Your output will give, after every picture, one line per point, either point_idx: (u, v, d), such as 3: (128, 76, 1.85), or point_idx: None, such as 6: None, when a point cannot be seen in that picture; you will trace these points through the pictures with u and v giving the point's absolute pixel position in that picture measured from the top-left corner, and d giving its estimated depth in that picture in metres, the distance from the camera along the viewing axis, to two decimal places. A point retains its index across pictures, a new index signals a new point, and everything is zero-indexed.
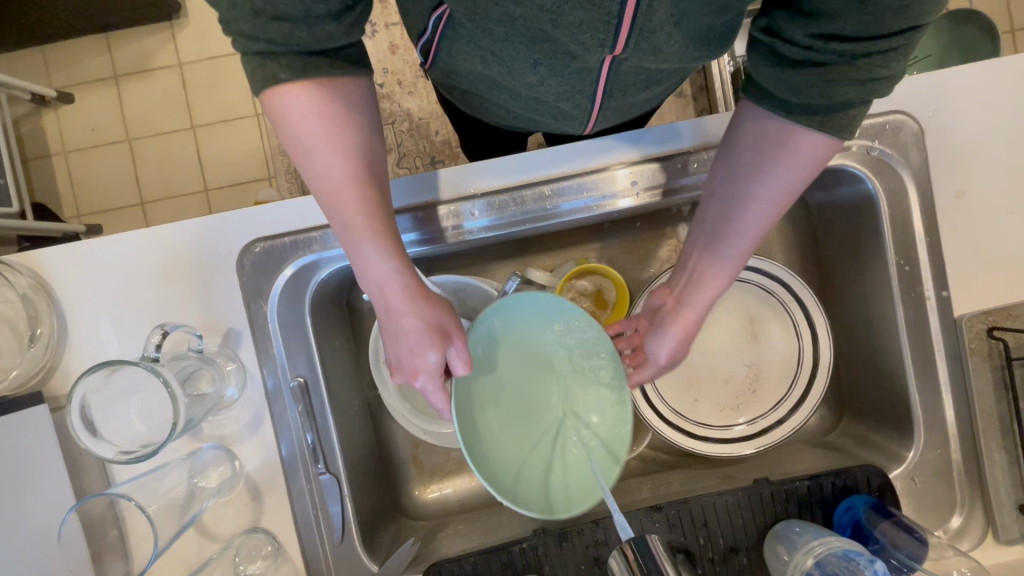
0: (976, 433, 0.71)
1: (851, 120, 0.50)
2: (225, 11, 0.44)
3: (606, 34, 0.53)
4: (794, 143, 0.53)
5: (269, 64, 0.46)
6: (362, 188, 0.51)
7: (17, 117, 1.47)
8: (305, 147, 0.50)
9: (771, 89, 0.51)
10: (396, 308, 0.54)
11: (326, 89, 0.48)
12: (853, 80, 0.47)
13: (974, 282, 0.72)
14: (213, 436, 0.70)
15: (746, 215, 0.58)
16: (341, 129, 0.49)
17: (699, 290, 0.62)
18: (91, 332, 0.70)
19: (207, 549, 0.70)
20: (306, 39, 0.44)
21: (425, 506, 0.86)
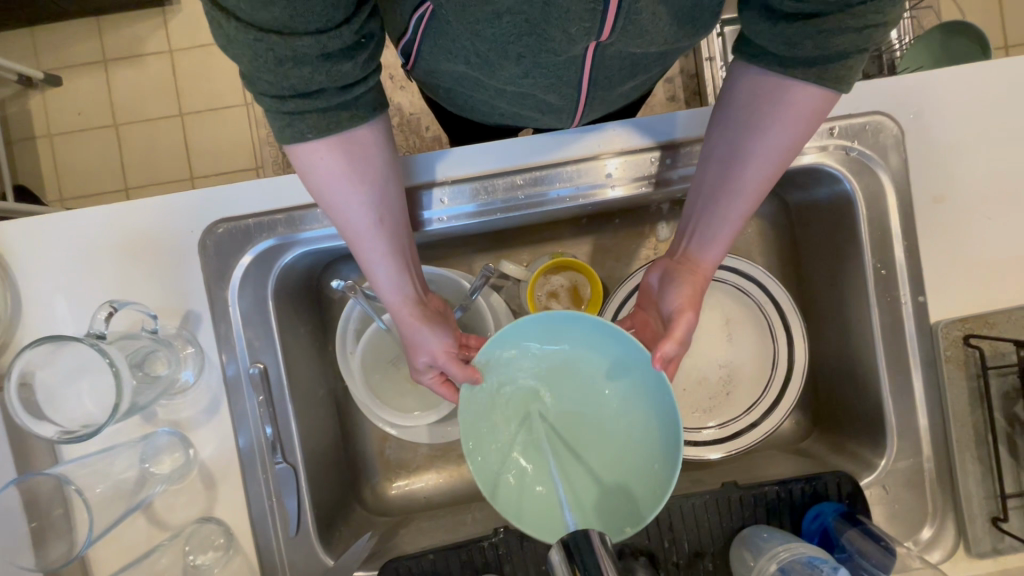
0: (950, 442, 0.70)
1: (848, 71, 0.50)
2: (242, 64, 0.42)
3: (593, 21, 0.52)
4: (789, 96, 0.52)
5: (296, 118, 0.46)
6: (378, 232, 0.54)
7: (3, 98, 1.45)
8: (323, 192, 0.52)
9: (763, 42, 0.51)
10: (404, 328, 0.60)
11: (342, 144, 0.49)
12: (849, 28, 0.46)
13: (952, 289, 0.71)
14: (168, 421, 0.68)
15: (746, 173, 0.57)
16: (360, 183, 0.51)
17: (708, 251, 0.62)
18: (46, 310, 0.68)
19: (157, 538, 0.68)
20: (326, 81, 0.44)
21: (391, 503, 0.84)
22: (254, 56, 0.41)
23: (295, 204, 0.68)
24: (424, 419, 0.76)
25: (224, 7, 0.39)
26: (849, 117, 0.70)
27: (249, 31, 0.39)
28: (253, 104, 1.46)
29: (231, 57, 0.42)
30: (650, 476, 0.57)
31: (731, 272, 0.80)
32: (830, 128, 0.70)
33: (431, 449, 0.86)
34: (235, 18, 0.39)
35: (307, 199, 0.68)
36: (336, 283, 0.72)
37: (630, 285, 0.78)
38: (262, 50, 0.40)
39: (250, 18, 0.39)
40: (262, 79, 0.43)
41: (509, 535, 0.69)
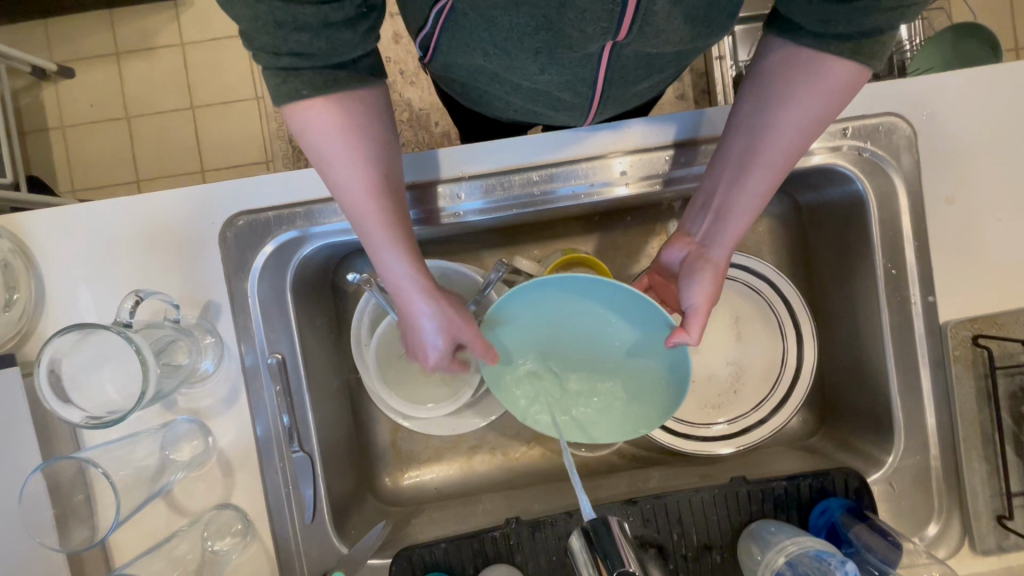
0: (957, 441, 0.71)
1: (878, 48, 0.51)
2: (243, 25, 0.43)
3: (610, 22, 0.53)
4: (824, 69, 0.53)
5: (291, 79, 0.46)
6: (382, 197, 0.53)
7: (16, 89, 1.46)
8: (323, 158, 0.51)
9: (800, 20, 0.52)
10: (414, 304, 0.58)
11: (342, 104, 0.48)
12: (885, 9, 0.48)
13: (961, 289, 0.72)
14: (188, 409, 0.70)
15: (777, 144, 0.57)
16: (361, 143, 0.50)
17: (729, 227, 0.62)
18: (69, 298, 0.69)
19: (176, 523, 0.69)
20: (323, 48, 0.45)
21: (402, 493, 0.85)
22: (256, 17, 0.42)
23: (313, 198, 0.69)
24: (435, 411, 0.77)
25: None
26: (862, 117, 0.70)
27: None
28: (264, 98, 1.47)
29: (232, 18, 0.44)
30: (657, 402, 0.68)
31: (744, 270, 0.80)
32: (843, 129, 0.70)
33: (442, 441, 0.87)
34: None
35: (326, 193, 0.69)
36: (352, 276, 0.73)
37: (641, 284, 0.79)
38: (264, 12, 0.42)
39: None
40: (261, 38, 0.44)
41: (520, 526, 0.70)
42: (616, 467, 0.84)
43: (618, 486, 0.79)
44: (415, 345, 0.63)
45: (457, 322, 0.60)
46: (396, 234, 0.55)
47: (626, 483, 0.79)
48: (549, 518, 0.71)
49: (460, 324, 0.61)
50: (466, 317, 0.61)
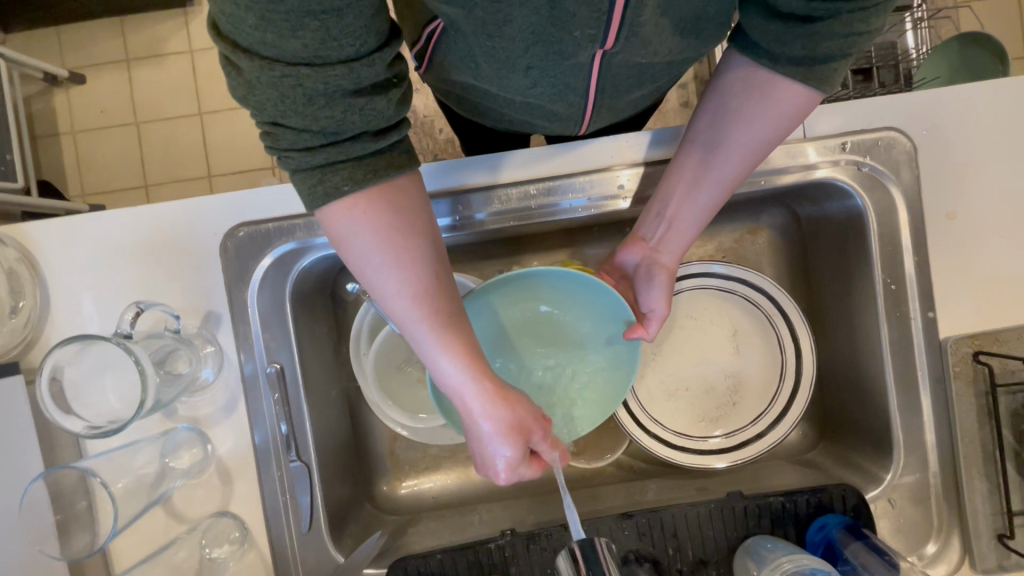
0: (957, 458, 0.70)
1: (832, 73, 0.52)
2: (269, 111, 0.40)
3: (598, 28, 0.53)
4: (775, 92, 0.54)
5: (330, 172, 0.43)
6: (430, 301, 0.48)
7: (28, 95, 1.49)
8: (368, 266, 0.47)
9: (757, 39, 0.52)
10: (477, 418, 0.53)
11: (382, 205, 0.45)
12: (838, 34, 0.48)
13: (962, 305, 0.71)
14: (187, 417, 0.70)
15: (726, 163, 0.60)
16: (403, 244, 0.47)
17: (678, 234, 0.65)
18: (73, 307, 0.70)
19: (175, 530, 0.70)
20: (358, 121, 0.41)
21: (399, 501, 0.86)
22: (284, 96, 0.39)
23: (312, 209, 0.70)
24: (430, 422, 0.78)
25: (247, 48, 0.38)
26: (862, 132, 0.70)
27: (275, 66, 0.38)
28: None
29: (255, 109, 0.41)
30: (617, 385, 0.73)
31: (741, 283, 0.80)
32: (842, 144, 0.70)
33: (440, 449, 0.87)
34: (263, 57, 0.38)
35: None
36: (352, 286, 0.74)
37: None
38: (292, 86, 0.38)
39: (278, 53, 0.37)
40: (292, 129, 0.41)
41: (515, 537, 0.70)
42: (612, 478, 0.84)
43: (614, 498, 0.79)
44: (479, 459, 0.57)
45: (529, 424, 0.54)
46: (451, 343, 0.50)
47: (623, 494, 0.79)
48: (544, 530, 0.71)
49: (530, 433, 0.55)
50: (532, 424, 0.55)
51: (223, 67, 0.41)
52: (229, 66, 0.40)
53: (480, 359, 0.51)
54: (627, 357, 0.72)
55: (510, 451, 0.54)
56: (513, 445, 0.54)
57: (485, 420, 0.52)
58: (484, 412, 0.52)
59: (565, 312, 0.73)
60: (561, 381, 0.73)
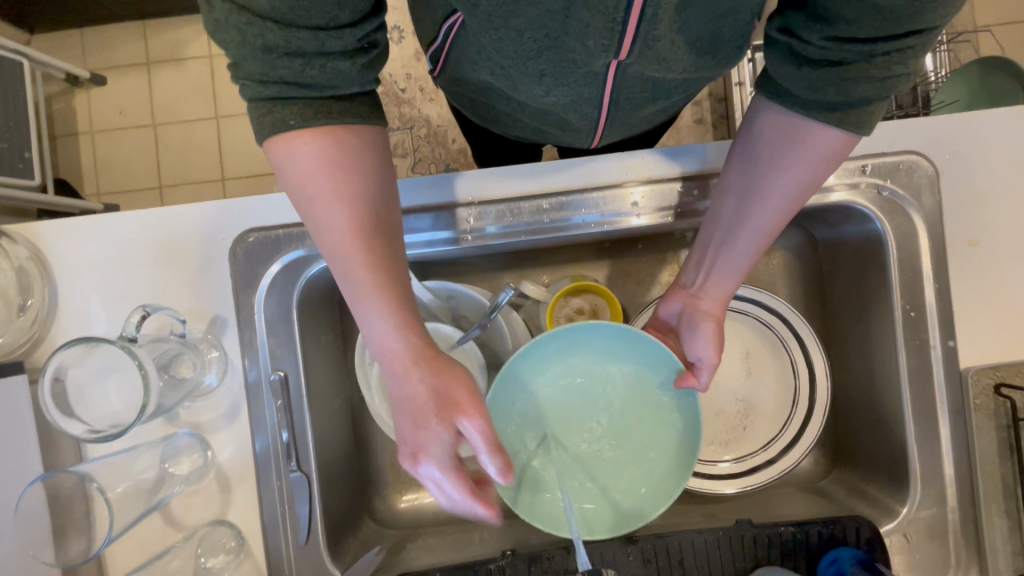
0: (976, 494, 0.68)
1: (868, 116, 0.51)
2: (229, 50, 0.41)
3: (611, 39, 0.52)
4: (810, 137, 0.54)
5: (280, 110, 0.43)
6: (364, 241, 0.47)
7: (50, 95, 1.51)
8: (307, 197, 0.46)
9: (788, 86, 0.52)
10: (403, 381, 0.48)
11: (330, 137, 0.44)
12: (872, 77, 0.48)
13: (984, 335, 0.69)
14: (188, 422, 0.70)
15: (765, 209, 0.59)
16: (344, 177, 0.45)
17: (718, 280, 0.64)
18: (80, 307, 0.70)
19: (171, 537, 0.69)
20: (318, 78, 0.42)
21: (399, 516, 0.84)
22: (243, 40, 0.39)
23: None
24: None
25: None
26: (883, 155, 0.69)
27: (240, 13, 0.39)
28: None
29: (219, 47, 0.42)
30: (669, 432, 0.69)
31: (753, 304, 0.79)
32: (862, 166, 0.69)
33: None
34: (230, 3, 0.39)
35: None
36: None
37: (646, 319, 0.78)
38: (253, 34, 0.39)
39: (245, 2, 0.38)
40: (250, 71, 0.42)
41: (515, 559, 0.68)
42: None
43: None
44: (403, 450, 0.49)
45: (459, 404, 0.48)
46: (383, 290, 0.47)
47: None
48: (546, 552, 0.69)
49: (458, 411, 0.47)
50: (463, 401, 0.48)
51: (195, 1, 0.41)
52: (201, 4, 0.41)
53: (412, 316, 0.49)
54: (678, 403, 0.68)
55: (435, 426, 0.47)
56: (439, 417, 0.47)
57: (412, 386, 0.48)
58: (409, 372, 0.48)
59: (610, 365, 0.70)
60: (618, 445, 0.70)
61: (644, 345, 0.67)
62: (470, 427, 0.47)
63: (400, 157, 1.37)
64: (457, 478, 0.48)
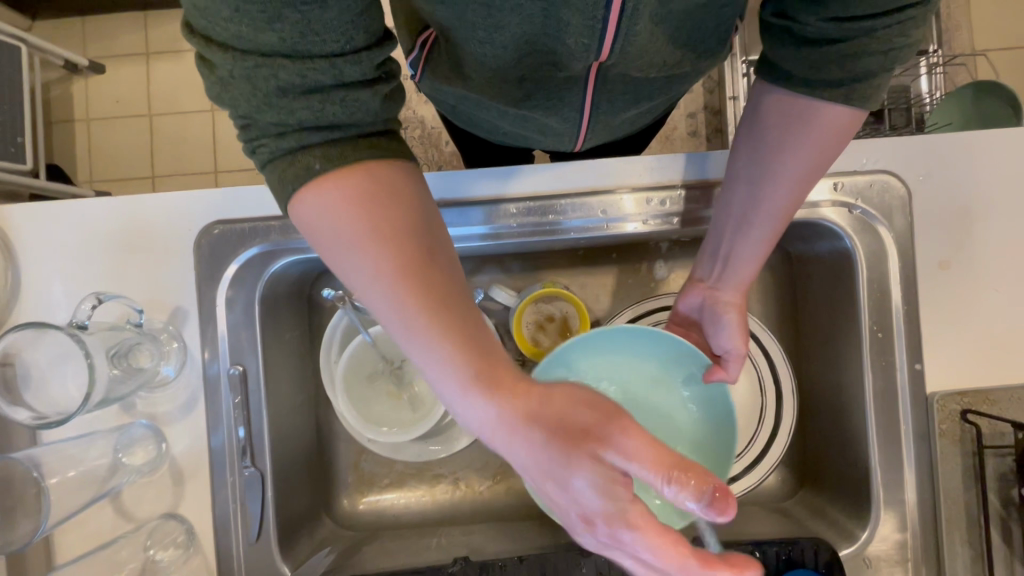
0: (938, 521, 0.67)
1: (874, 91, 0.49)
2: (242, 106, 0.38)
3: (592, 38, 0.51)
4: (817, 117, 0.51)
5: (302, 155, 0.39)
6: (417, 287, 0.39)
7: (48, 81, 1.51)
8: (347, 256, 0.40)
9: (789, 69, 0.51)
10: (511, 431, 0.38)
11: (350, 175, 0.39)
12: (874, 52, 0.47)
13: (952, 359, 0.68)
14: (145, 413, 0.69)
15: (775, 196, 0.56)
16: (376, 217, 0.39)
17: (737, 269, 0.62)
18: (42, 292, 0.70)
19: (121, 528, 0.68)
20: (339, 115, 0.38)
21: (359, 517, 0.83)
22: (257, 88, 0.37)
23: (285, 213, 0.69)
24: (394, 435, 0.76)
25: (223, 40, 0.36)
26: (854, 174, 0.68)
27: (250, 57, 0.36)
28: None
29: (229, 105, 0.39)
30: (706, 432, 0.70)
31: None
32: (834, 183, 0.69)
33: (406, 466, 0.85)
34: (237, 50, 0.36)
35: None
36: (327, 292, 0.74)
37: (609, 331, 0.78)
38: (268, 78, 0.36)
39: (254, 44, 0.36)
40: (266, 122, 0.39)
41: (467, 566, 0.67)
42: None
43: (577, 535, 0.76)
44: (574, 522, 0.39)
45: (579, 438, 0.37)
46: (459, 340, 0.39)
47: None
48: (499, 561, 0.68)
49: (594, 438, 0.37)
50: (591, 424, 0.37)
51: (198, 64, 0.40)
52: (206, 63, 0.39)
53: (493, 359, 0.40)
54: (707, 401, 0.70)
55: (577, 475, 0.37)
56: (574, 461, 0.37)
57: (534, 435, 0.38)
58: (523, 423, 0.38)
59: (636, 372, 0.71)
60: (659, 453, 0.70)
61: (670, 344, 0.68)
62: (618, 452, 0.36)
63: None
64: (626, 525, 0.37)
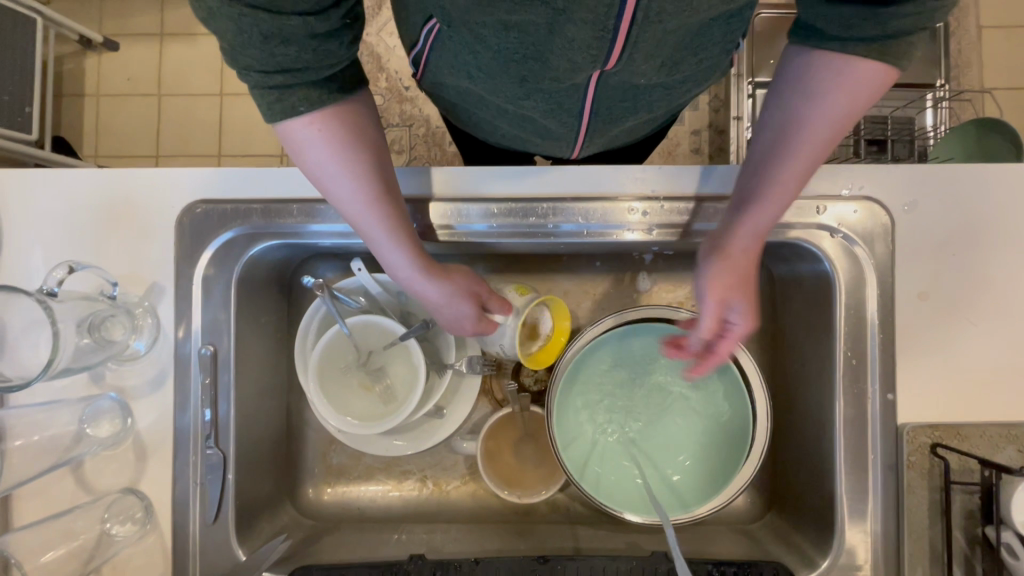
0: (900, 555, 0.66)
1: (906, 49, 0.48)
2: (224, 40, 0.41)
3: (600, 49, 0.52)
4: (845, 69, 0.49)
5: (285, 94, 0.46)
6: (380, 204, 0.54)
7: (62, 54, 1.53)
8: (326, 174, 0.52)
9: (819, 27, 0.49)
10: (424, 292, 0.63)
11: (336, 118, 0.49)
12: (909, 13, 0.45)
13: (924, 392, 0.67)
14: (114, 386, 0.69)
15: (799, 139, 0.52)
16: (352, 154, 0.51)
17: (748, 237, 0.58)
18: (23, 257, 0.70)
19: (79, 500, 0.68)
20: (312, 60, 0.44)
21: (323, 508, 0.83)
22: (239, 31, 0.40)
23: (271, 197, 0.70)
24: (361, 428, 0.73)
25: None
26: (836, 199, 0.68)
27: (235, 5, 0.38)
28: None
29: (212, 32, 0.41)
30: (704, 477, 0.77)
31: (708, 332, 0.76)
32: (818, 207, 0.69)
33: (375, 460, 0.84)
34: None
35: (286, 194, 0.69)
36: (306, 279, 0.74)
37: (582, 340, 0.76)
38: (250, 27, 0.40)
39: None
40: (245, 55, 0.42)
41: (422, 564, 0.66)
42: (543, 518, 0.83)
43: (538, 541, 0.76)
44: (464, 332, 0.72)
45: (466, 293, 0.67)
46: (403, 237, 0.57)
47: (552, 536, 0.78)
48: (454, 561, 0.67)
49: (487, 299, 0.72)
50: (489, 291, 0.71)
51: None
52: None
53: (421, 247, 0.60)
54: (724, 450, 0.77)
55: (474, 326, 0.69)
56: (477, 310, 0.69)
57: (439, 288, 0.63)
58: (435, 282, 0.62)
59: (685, 396, 0.80)
60: (651, 466, 0.78)
61: (707, 353, 0.77)
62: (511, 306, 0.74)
63: (395, 153, 1.37)
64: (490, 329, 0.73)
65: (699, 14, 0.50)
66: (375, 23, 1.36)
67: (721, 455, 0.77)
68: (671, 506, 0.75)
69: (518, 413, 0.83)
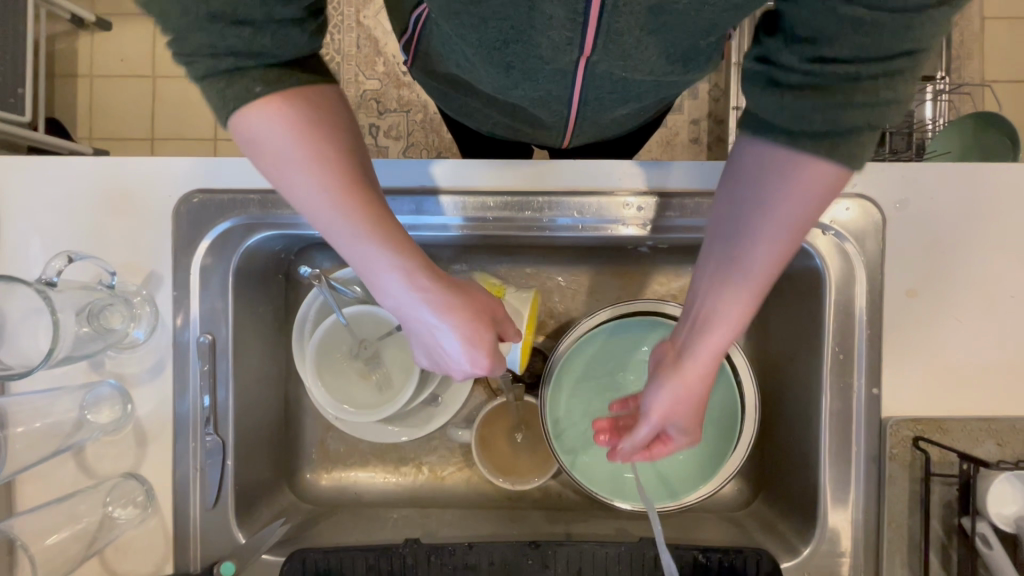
0: (880, 543, 0.68)
1: (861, 149, 0.42)
2: (169, 21, 0.37)
3: (574, 31, 0.52)
4: (797, 174, 0.44)
5: (240, 77, 0.39)
6: (349, 199, 0.44)
7: (54, 35, 1.51)
8: (286, 171, 0.43)
9: (767, 118, 0.44)
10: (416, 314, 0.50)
11: (292, 100, 0.41)
12: (862, 104, 0.40)
13: (908, 386, 0.69)
14: (113, 373, 0.70)
15: (751, 258, 0.48)
16: (315, 141, 0.42)
17: (708, 353, 0.52)
18: (21, 245, 0.70)
19: (82, 483, 0.70)
20: (269, 47, 0.39)
21: (320, 492, 0.85)
22: (186, 11, 0.36)
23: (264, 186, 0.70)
24: (357, 416, 0.75)
25: None
26: None
27: None
28: None
29: (155, 16, 0.37)
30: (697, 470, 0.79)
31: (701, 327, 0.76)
32: None
33: (371, 447, 0.86)
34: None
35: None
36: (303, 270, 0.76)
37: (577, 331, 0.76)
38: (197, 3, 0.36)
39: None
40: (193, 41, 0.38)
41: (418, 546, 0.68)
42: (535, 504, 0.85)
43: (530, 526, 0.79)
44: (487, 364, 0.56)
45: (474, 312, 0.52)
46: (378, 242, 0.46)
47: (544, 521, 0.80)
48: (449, 546, 0.69)
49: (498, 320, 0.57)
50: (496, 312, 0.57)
51: None
52: None
53: (405, 253, 0.47)
54: (715, 444, 0.79)
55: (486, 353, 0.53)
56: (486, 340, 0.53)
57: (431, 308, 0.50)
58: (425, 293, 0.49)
59: None
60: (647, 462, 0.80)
61: None
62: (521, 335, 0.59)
63: (392, 139, 1.36)
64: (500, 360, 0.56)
65: (682, 8, 0.50)
66: (372, 5, 1.34)
67: (712, 450, 0.78)
68: (659, 497, 0.77)
69: (512, 403, 0.84)
